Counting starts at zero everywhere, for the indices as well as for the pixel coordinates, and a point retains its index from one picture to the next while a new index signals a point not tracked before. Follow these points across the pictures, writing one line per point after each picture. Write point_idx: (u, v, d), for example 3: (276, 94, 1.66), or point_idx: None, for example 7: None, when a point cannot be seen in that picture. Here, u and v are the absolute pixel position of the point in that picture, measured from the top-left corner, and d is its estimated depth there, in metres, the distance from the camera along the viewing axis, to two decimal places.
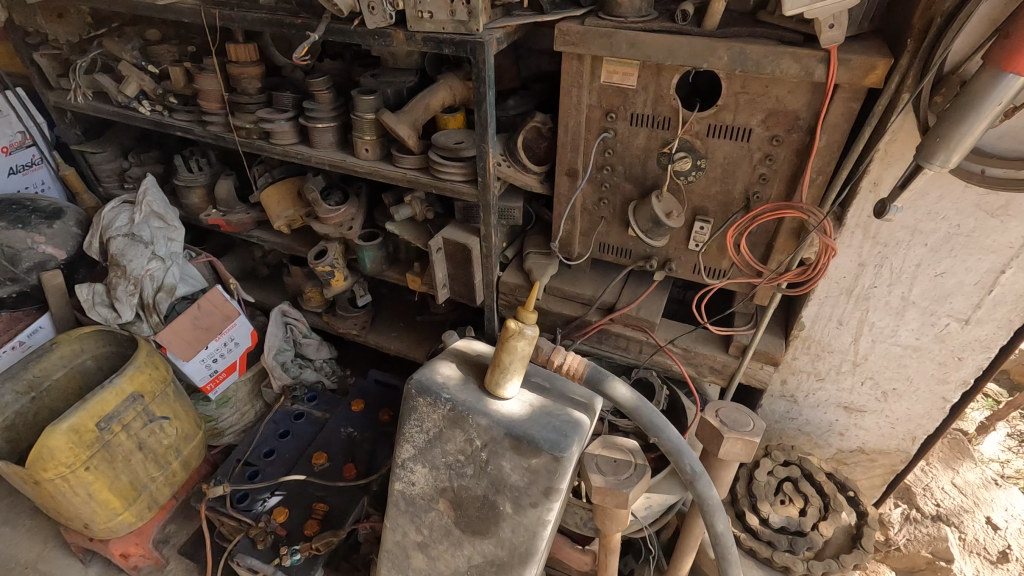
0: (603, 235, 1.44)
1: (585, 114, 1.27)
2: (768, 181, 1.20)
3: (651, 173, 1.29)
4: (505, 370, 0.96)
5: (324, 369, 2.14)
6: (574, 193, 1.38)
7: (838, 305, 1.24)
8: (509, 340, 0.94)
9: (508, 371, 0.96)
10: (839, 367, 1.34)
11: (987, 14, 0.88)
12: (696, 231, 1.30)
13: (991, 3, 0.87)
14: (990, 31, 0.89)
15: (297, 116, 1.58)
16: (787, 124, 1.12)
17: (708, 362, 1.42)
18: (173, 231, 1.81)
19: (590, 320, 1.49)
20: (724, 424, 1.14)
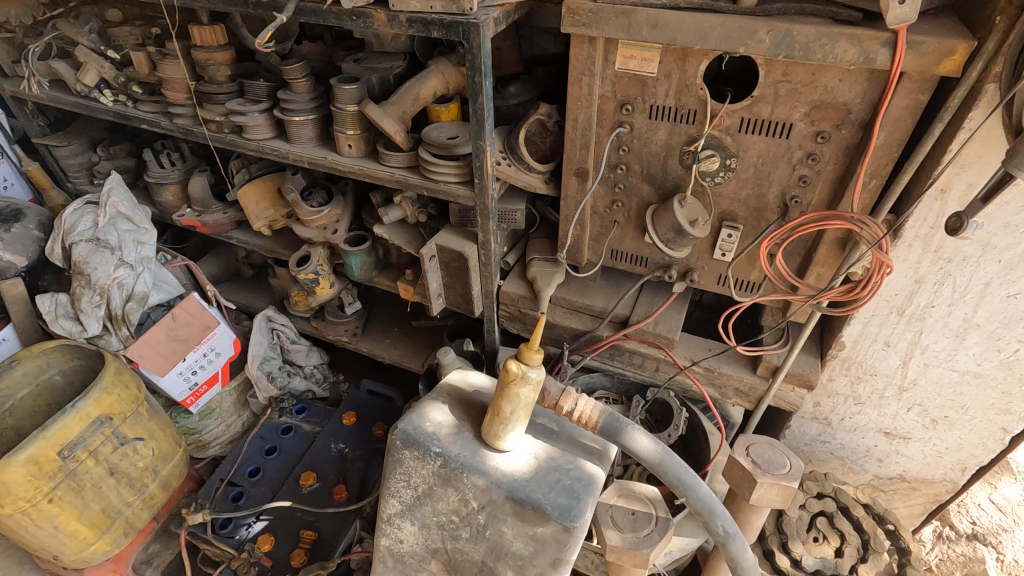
0: (616, 241, 1.29)
1: (597, 106, 1.11)
2: (809, 183, 1.04)
3: (673, 174, 1.13)
4: (505, 421, 0.81)
5: (314, 376, 2.00)
6: (584, 195, 1.22)
7: (886, 325, 1.09)
8: (509, 386, 0.79)
9: (509, 422, 0.81)
10: (883, 391, 1.19)
11: None
12: (722, 239, 1.15)
13: None
14: None
15: (273, 107, 1.41)
16: (835, 118, 0.96)
17: (733, 383, 1.28)
18: (143, 234, 1.66)
19: (600, 334, 1.35)
20: (757, 466, 1.00)
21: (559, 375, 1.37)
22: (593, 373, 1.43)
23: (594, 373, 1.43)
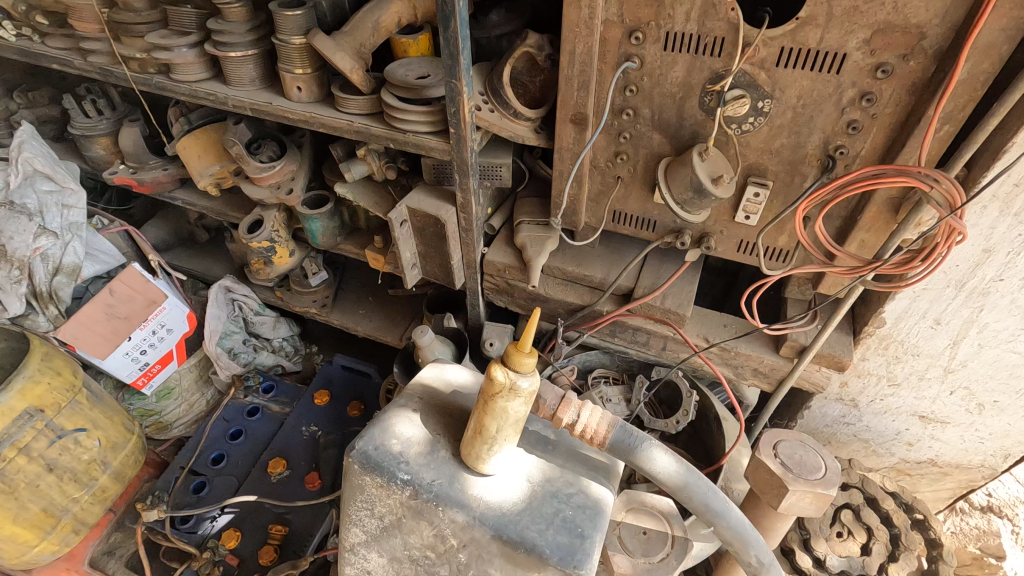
0: (619, 201, 1.10)
1: (600, 35, 0.89)
2: (861, 131, 0.85)
3: (690, 120, 0.93)
4: (490, 441, 0.65)
5: (283, 350, 1.82)
6: (583, 147, 1.01)
7: (940, 300, 0.93)
8: (495, 400, 0.62)
9: (495, 442, 0.65)
10: (924, 373, 1.04)
11: None
12: (747, 200, 0.96)
13: None
14: None
15: (204, 41, 1.16)
16: (903, 47, 0.76)
17: (751, 364, 1.12)
18: (69, 196, 1.42)
19: (600, 310, 1.18)
20: (789, 470, 0.85)
21: (551, 354, 1.22)
22: (590, 352, 1.27)
23: (591, 352, 1.27)
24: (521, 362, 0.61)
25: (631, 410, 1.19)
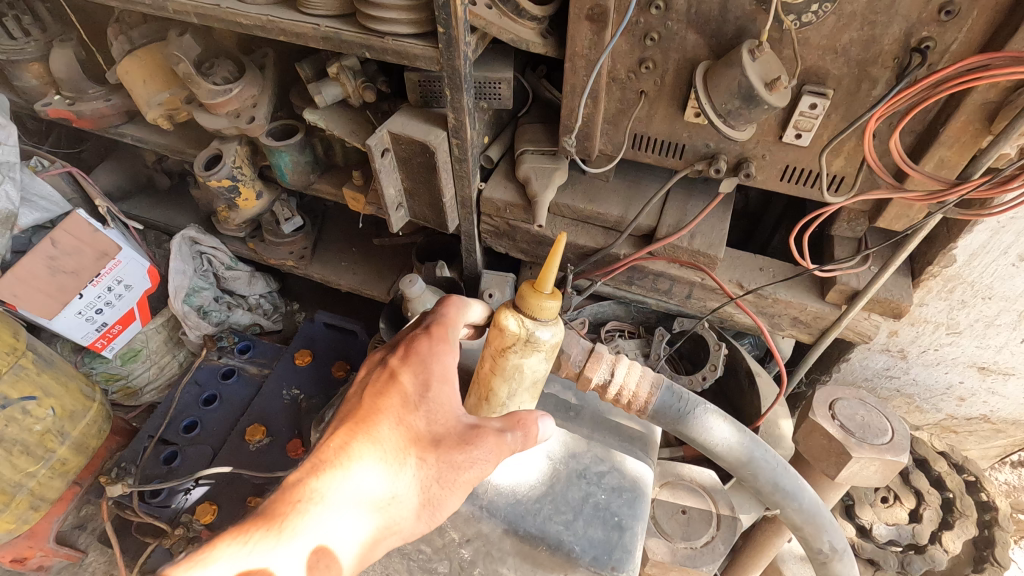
0: (642, 123, 0.92)
1: None
2: (957, 16, 0.67)
3: (735, 11, 0.75)
4: (502, 388, 0.66)
5: (260, 308, 1.66)
6: (602, 52, 0.83)
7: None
8: (507, 346, 0.63)
9: (501, 402, 0.68)
10: (994, 318, 0.91)
11: None
12: (801, 114, 0.80)
13: None
14: None
15: None
16: None
17: (791, 313, 0.98)
18: None
19: (617, 254, 1.02)
20: (851, 434, 0.72)
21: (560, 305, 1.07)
22: (604, 302, 1.12)
23: (605, 302, 1.12)
24: (537, 306, 0.61)
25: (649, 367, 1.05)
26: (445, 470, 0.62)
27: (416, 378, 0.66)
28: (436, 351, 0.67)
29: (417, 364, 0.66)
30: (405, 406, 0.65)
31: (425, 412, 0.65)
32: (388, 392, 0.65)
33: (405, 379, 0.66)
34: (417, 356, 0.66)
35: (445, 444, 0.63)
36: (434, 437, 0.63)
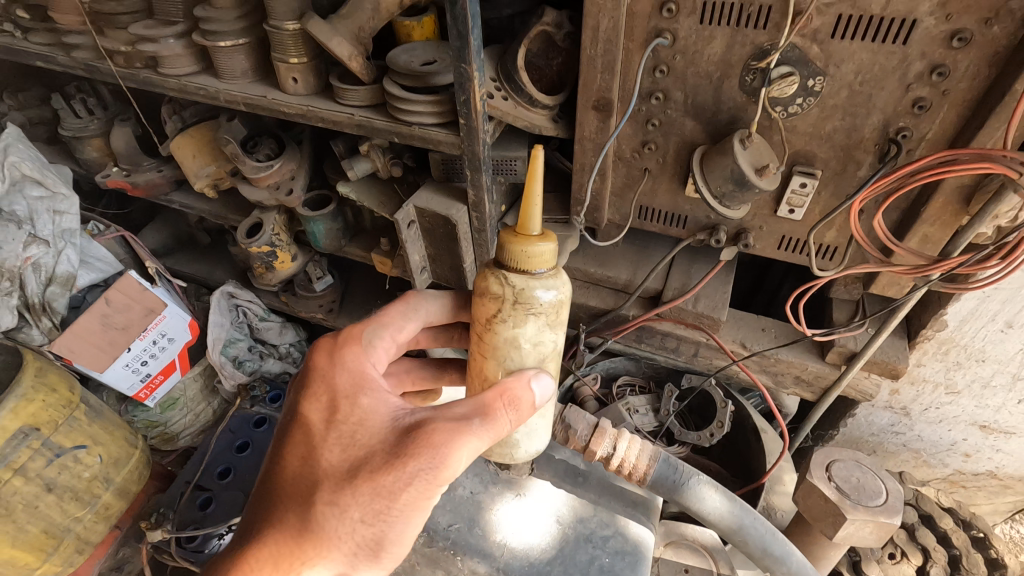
0: (647, 195, 1.00)
1: (627, 9, 0.79)
2: (929, 109, 0.74)
3: (728, 102, 0.83)
4: (499, 366, 0.64)
5: (290, 357, 1.75)
6: (608, 137, 0.91)
7: (1015, 301, 0.82)
8: (494, 312, 0.61)
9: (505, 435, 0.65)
10: (988, 380, 0.95)
11: None
12: (792, 191, 0.87)
13: None
14: None
15: (193, 31, 1.07)
16: (986, 10, 0.65)
17: (793, 373, 1.03)
18: (62, 201, 1.35)
19: (627, 315, 1.08)
20: (846, 495, 0.76)
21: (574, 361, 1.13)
22: (616, 358, 1.18)
23: (617, 358, 1.18)
24: (518, 252, 0.60)
25: (659, 421, 1.10)
26: (369, 496, 0.55)
27: (330, 395, 0.62)
28: (344, 360, 0.64)
29: (324, 383, 0.62)
30: (317, 434, 0.60)
31: (346, 429, 0.59)
32: (299, 428, 0.62)
33: (314, 404, 0.62)
34: (321, 374, 0.63)
35: (372, 464, 0.56)
36: (355, 452, 0.58)
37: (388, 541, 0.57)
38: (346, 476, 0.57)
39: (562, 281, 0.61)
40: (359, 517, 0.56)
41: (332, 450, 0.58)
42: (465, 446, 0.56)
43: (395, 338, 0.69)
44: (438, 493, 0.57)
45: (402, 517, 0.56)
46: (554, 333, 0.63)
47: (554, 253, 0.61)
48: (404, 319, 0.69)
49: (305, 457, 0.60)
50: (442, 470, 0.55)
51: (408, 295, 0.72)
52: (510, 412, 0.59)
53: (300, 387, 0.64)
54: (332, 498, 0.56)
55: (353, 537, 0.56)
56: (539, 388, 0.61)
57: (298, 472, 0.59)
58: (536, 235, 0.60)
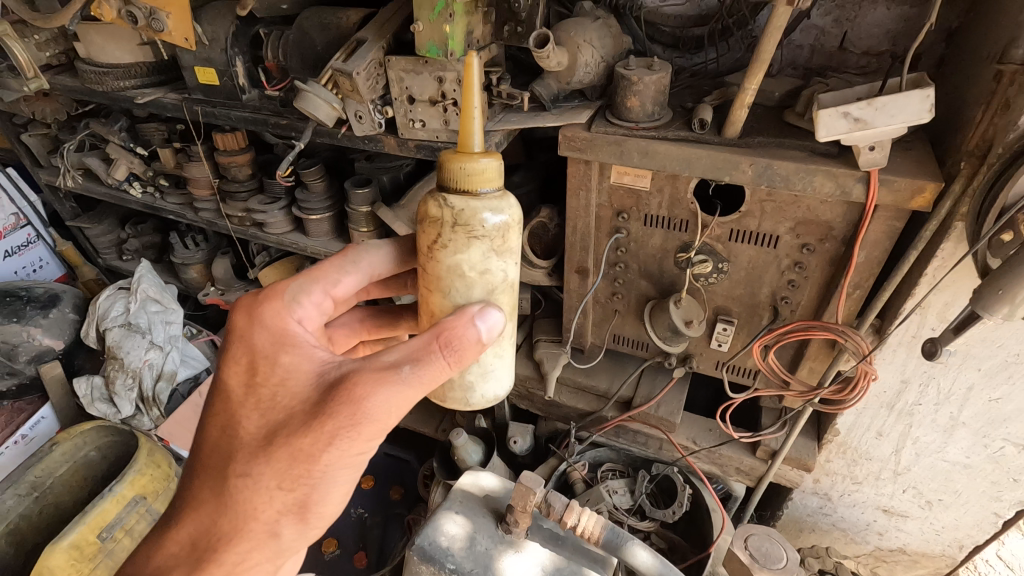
0: (618, 328, 1.34)
1: (595, 214, 1.16)
2: (798, 287, 1.08)
3: (669, 272, 1.18)
4: (445, 300, 0.71)
5: None
6: (586, 291, 1.27)
7: (879, 417, 1.14)
8: (436, 237, 0.68)
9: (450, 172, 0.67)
10: (878, 474, 1.24)
11: None
12: (718, 332, 1.19)
13: None
14: None
15: (291, 204, 1.49)
16: (819, 233, 1.01)
17: (734, 464, 1.34)
18: (171, 314, 1.75)
19: (606, 416, 1.41)
20: (754, 560, 1.06)
21: (566, 451, 1.44)
22: (599, 448, 1.48)
23: (600, 448, 1.48)
24: (458, 169, 0.67)
25: (635, 500, 1.39)
26: (285, 460, 0.61)
27: (252, 355, 0.68)
28: (265, 321, 0.70)
29: (246, 345, 0.69)
30: (239, 398, 0.66)
31: (268, 391, 0.65)
32: (226, 394, 0.68)
33: (238, 368, 0.68)
34: (243, 337, 0.69)
35: (290, 426, 0.62)
36: (274, 414, 0.64)
37: (312, 500, 0.63)
38: (266, 437, 0.63)
39: (506, 204, 0.69)
40: (276, 481, 0.62)
41: (252, 414, 0.65)
42: (387, 396, 0.61)
43: (330, 292, 0.76)
44: (361, 448, 0.62)
45: (321, 477, 0.62)
46: (498, 262, 0.70)
47: (495, 170, 0.68)
48: (339, 272, 0.77)
49: (230, 419, 0.67)
50: (360, 425, 0.60)
51: (348, 249, 0.79)
52: (445, 353, 0.64)
53: (224, 351, 0.71)
54: (253, 461, 0.63)
55: (276, 497, 0.62)
56: (484, 325, 0.67)
57: (223, 438, 0.66)
58: (476, 152, 0.67)
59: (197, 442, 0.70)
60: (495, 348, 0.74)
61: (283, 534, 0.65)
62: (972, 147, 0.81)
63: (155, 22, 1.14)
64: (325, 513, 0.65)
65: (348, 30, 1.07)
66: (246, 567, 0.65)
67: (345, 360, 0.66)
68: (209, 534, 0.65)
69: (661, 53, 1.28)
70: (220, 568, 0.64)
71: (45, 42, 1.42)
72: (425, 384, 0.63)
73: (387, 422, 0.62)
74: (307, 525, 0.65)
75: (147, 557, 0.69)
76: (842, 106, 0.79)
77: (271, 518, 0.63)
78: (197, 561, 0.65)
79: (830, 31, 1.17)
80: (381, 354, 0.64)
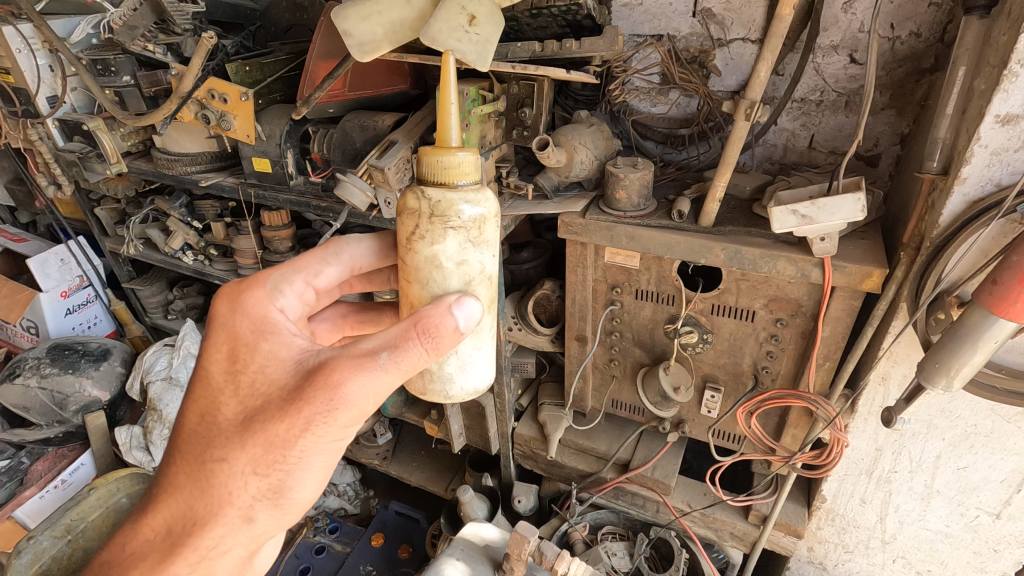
0: (616, 392, 1.44)
1: (591, 288, 1.29)
2: (776, 357, 1.17)
3: (660, 342, 1.29)
4: (424, 290, 0.74)
5: (347, 494, 2.16)
6: (585, 357, 1.38)
7: (859, 483, 1.21)
8: (414, 229, 0.73)
9: (429, 167, 0.72)
10: (867, 542, 1.28)
11: (997, 233, 0.82)
12: (706, 399, 1.28)
13: (1004, 224, 0.81)
14: (998, 250, 0.82)
15: None
16: (790, 309, 1.11)
17: (729, 528, 1.40)
18: None
19: (605, 476, 1.48)
20: None
21: (567, 511, 1.50)
22: (600, 509, 1.54)
23: (601, 509, 1.54)
24: (436, 162, 0.71)
25: (633, 563, 1.41)
26: (260, 446, 0.64)
27: (233, 342, 0.72)
28: (246, 309, 0.74)
29: (228, 331, 0.73)
30: (220, 384, 0.70)
31: (247, 378, 0.69)
32: (206, 379, 0.72)
33: (219, 354, 0.72)
34: (224, 323, 0.73)
35: (268, 412, 0.65)
36: (252, 400, 0.68)
37: (286, 486, 0.66)
38: (244, 423, 0.66)
39: (483, 196, 0.73)
40: (252, 466, 0.65)
41: (232, 400, 0.69)
42: (364, 382, 0.64)
43: (311, 282, 0.83)
44: (337, 435, 0.66)
45: (296, 462, 0.65)
46: (475, 254, 0.74)
47: (471, 164, 0.72)
48: (321, 263, 0.83)
49: (209, 406, 0.70)
50: (337, 409, 0.64)
51: (330, 242, 0.85)
52: (423, 341, 0.68)
53: (207, 338, 0.74)
54: (230, 446, 0.66)
55: (251, 482, 0.65)
56: (461, 315, 0.70)
57: (202, 424, 0.69)
58: (454, 146, 0.72)
59: (175, 429, 0.73)
60: (472, 340, 0.78)
61: (258, 519, 0.68)
62: (912, 238, 0.95)
63: (224, 122, 1.41)
64: (299, 497, 0.69)
65: (383, 131, 1.29)
66: (218, 552, 0.68)
67: (323, 348, 0.69)
68: (185, 518, 0.67)
69: (653, 149, 1.47)
70: (192, 556, 0.66)
71: (129, 134, 1.66)
72: (402, 371, 0.67)
73: (363, 407, 0.65)
74: (283, 510, 0.68)
75: (122, 544, 0.70)
76: (791, 205, 0.94)
77: (246, 503, 0.66)
78: (170, 546, 0.67)
79: (799, 133, 1.35)
80: (359, 342, 0.68)
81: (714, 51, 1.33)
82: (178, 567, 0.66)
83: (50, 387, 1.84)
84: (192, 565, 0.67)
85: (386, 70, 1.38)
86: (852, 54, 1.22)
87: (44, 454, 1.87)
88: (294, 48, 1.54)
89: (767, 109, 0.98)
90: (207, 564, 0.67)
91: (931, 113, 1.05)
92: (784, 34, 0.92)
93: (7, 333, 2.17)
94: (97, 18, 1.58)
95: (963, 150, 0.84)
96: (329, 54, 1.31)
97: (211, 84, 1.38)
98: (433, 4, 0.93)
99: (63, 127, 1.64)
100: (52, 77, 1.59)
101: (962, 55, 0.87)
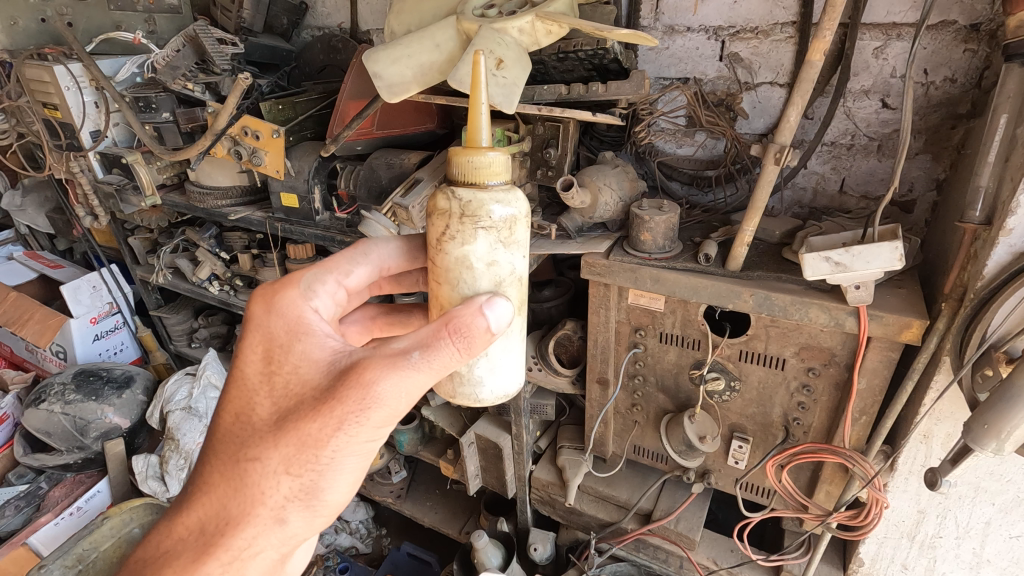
0: (638, 438, 1.38)
1: (614, 329, 1.26)
2: (808, 408, 1.12)
3: (685, 388, 1.24)
4: (453, 291, 0.73)
5: (359, 531, 2.12)
6: (607, 401, 1.34)
7: (900, 547, 1.13)
8: (444, 229, 0.71)
9: (459, 164, 0.71)
10: None
11: None
12: (734, 449, 1.22)
13: None
14: None
15: None
16: (823, 358, 1.06)
17: None
18: None
19: (625, 527, 1.41)
20: None
21: (584, 563, 1.44)
22: (620, 562, 1.49)
23: (621, 561, 1.50)
24: (466, 163, 0.70)
25: None
26: (293, 445, 0.62)
27: (268, 343, 0.70)
28: (281, 309, 0.72)
29: (262, 332, 0.71)
30: (255, 384, 0.68)
31: (281, 378, 0.67)
32: (240, 381, 0.70)
33: (253, 356, 0.71)
34: (259, 324, 0.72)
35: (300, 413, 0.64)
36: (286, 401, 0.66)
37: (318, 487, 0.64)
38: (277, 422, 0.65)
39: (513, 197, 0.72)
40: (285, 466, 0.62)
41: (266, 400, 0.67)
42: (397, 381, 0.62)
43: (342, 282, 0.81)
44: (370, 435, 0.63)
45: (328, 463, 0.63)
46: (505, 254, 0.72)
47: (502, 164, 0.71)
48: (351, 263, 0.82)
49: (243, 406, 0.68)
50: (369, 409, 0.62)
51: (359, 243, 0.85)
52: (455, 340, 0.66)
53: (241, 340, 0.73)
54: (262, 445, 0.64)
55: (283, 483, 0.63)
56: (492, 315, 0.68)
57: (236, 425, 0.67)
58: (484, 147, 0.70)
59: (208, 431, 0.71)
60: (502, 341, 0.76)
61: (291, 521, 0.64)
62: (954, 288, 0.90)
63: (255, 157, 1.44)
64: (331, 499, 0.65)
65: (408, 169, 1.30)
66: (251, 554, 0.64)
67: (355, 347, 0.68)
68: (218, 518, 0.64)
69: (678, 190, 1.47)
70: (225, 556, 0.63)
71: (165, 167, 1.73)
72: (433, 370, 0.65)
73: (396, 408, 0.63)
74: (315, 512, 0.65)
75: (156, 543, 0.67)
76: (824, 251, 0.91)
77: (278, 504, 0.63)
78: (203, 546, 0.63)
79: (829, 177, 1.32)
80: (390, 342, 0.66)
81: (741, 94, 1.33)
82: (210, 568, 0.63)
83: (72, 414, 1.85)
84: (225, 565, 0.63)
85: (415, 109, 1.42)
86: (884, 99, 1.20)
87: (62, 480, 1.89)
88: (326, 88, 1.59)
89: (797, 154, 0.95)
90: (239, 565, 0.64)
91: (971, 160, 1.02)
92: (815, 80, 0.90)
93: (37, 357, 2.22)
94: (142, 58, 1.66)
95: (1008, 200, 0.81)
96: (359, 94, 1.34)
97: (245, 122, 1.41)
98: (462, 48, 0.96)
99: (103, 160, 1.73)
100: (97, 112, 1.65)
101: (1003, 103, 0.84)
